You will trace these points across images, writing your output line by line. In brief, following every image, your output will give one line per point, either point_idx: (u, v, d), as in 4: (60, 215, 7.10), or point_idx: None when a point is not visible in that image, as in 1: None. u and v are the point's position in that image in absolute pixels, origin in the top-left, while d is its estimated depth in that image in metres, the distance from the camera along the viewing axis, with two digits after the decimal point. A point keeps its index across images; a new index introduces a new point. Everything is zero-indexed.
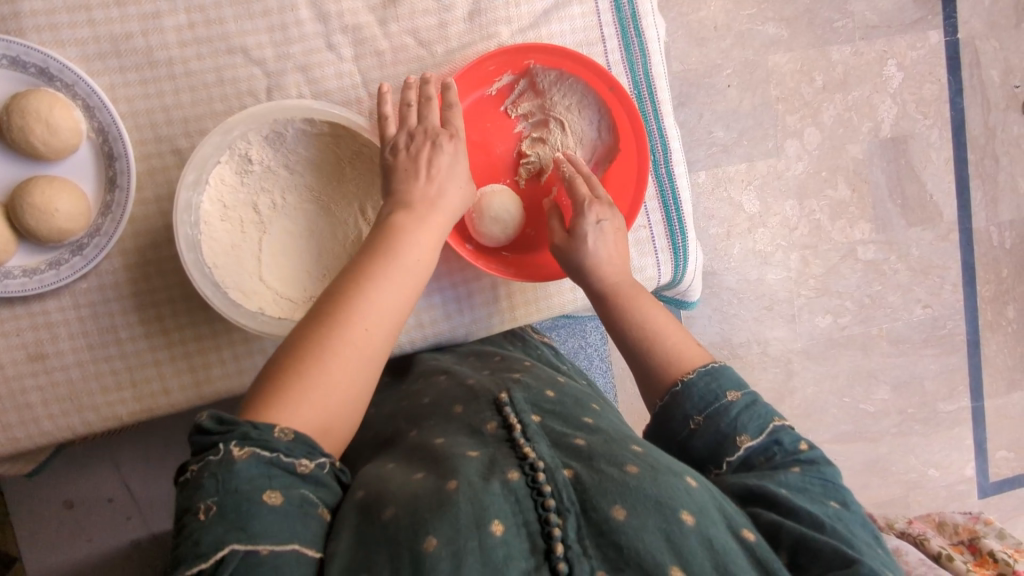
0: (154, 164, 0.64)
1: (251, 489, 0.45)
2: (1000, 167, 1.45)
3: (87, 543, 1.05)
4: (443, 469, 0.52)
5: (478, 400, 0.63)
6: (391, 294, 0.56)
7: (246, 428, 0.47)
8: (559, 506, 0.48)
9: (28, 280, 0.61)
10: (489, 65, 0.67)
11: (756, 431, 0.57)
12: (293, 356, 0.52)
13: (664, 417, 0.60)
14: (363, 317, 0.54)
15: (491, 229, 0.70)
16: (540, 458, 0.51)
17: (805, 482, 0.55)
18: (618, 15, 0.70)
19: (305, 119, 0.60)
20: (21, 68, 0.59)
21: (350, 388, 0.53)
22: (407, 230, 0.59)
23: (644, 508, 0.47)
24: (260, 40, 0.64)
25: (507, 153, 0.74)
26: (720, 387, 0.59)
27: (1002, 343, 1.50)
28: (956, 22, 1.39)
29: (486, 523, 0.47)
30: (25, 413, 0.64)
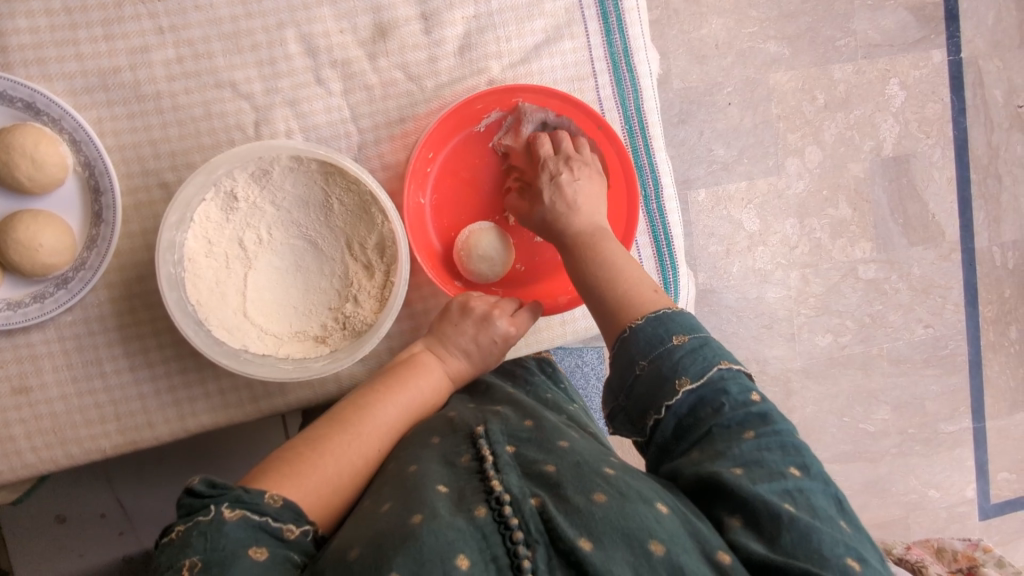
0: (140, 198, 0.64)
1: (238, 548, 0.49)
2: (1003, 187, 1.43)
3: (80, 558, 1.04)
4: (409, 500, 0.54)
5: (455, 434, 0.62)
6: (399, 413, 0.65)
7: (237, 492, 0.53)
8: (528, 538, 0.50)
9: (13, 314, 0.61)
10: (477, 104, 0.68)
11: (698, 373, 0.58)
12: (314, 445, 0.60)
13: (616, 364, 0.62)
14: (373, 433, 0.63)
15: (480, 266, 0.71)
16: (508, 490, 0.53)
17: (761, 451, 0.55)
18: (610, 49, 0.69)
19: (291, 156, 0.60)
20: (8, 103, 0.59)
21: (351, 481, 0.60)
22: (428, 359, 0.68)
23: (611, 542, 0.50)
24: (249, 74, 0.64)
25: (496, 189, 0.75)
26: (666, 331, 0.60)
27: (1005, 364, 1.48)
28: (959, 42, 1.38)
29: (451, 558, 0.49)
30: (8, 446, 0.64)
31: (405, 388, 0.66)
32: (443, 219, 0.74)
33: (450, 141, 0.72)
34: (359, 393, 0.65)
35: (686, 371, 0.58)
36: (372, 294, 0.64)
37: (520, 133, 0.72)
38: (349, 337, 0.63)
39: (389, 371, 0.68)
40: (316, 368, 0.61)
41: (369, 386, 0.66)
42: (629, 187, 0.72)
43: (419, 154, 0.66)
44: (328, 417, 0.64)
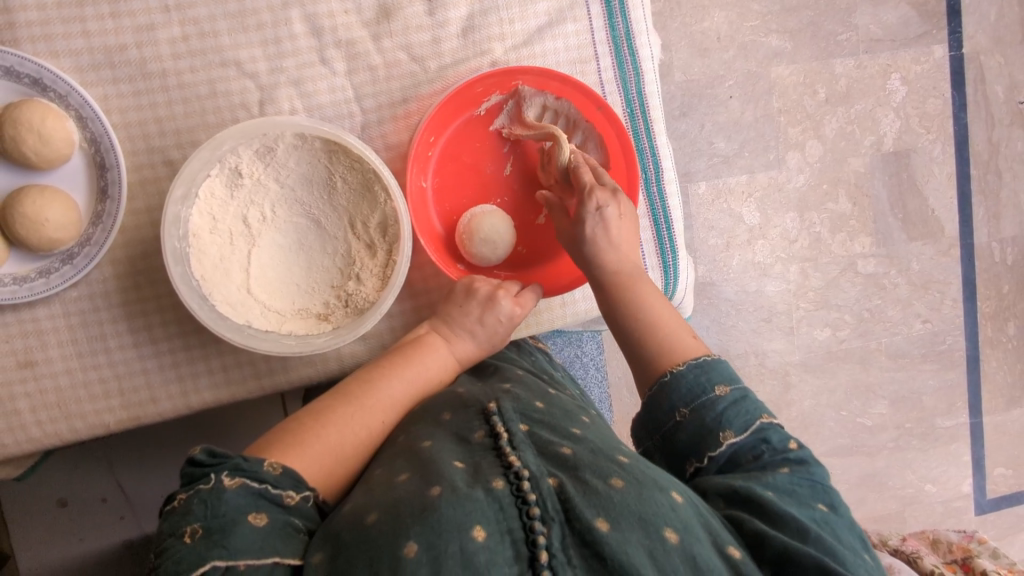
0: (145, 175, 0.64)
1: (238, 514, 0.51)
2: (1002, 183, 1.44)
3: (79, 542, 1.05)
4: (427, 474, 0.55)
5: (467, 409, 0.63)
6: (404, 390, 0.67)
7: (236, 460, 0.54)
8: (544, 515, 0.50)
9: (18, 288, 0.62)
10: (477, 87, 0.68)
11: (740, 427, 0.60)
12: (319, 418, 0.62)
13: (653, 407, 0.63)
14: (377, 409, 0.65)
15: (482, 249, 0.71)
16: (526, 466, 0.54)
17: (793, 485, 0.58)
18: (612, 33, 0.70)
19: (296, 134, 0.60)
20: (15, 78, 0.60)
21: (353, 455, 0.62)
22: (433, 339, 0.69)
23: (627, 525, 0.51)
24: (253, 54, 0.64)
25: (497, 173, 0.75)
26: (709, 380, 0.62)
27: (1002, 360, 1.49)
28: (960, 37, 1.39)
29: (467, 528, 0.49)
30: (13, 419, 0.64)
31: (410, 367, 0.67)
32: (445, 203, 0.75)
33: (452, 126, 0.72)
34: (364, 369, 0.67)
35: (729, 428, 0.60)
36: (374, 273, 0.64)
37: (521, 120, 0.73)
38: (351, 315, 0.63)
39: (396, 349, 0.69)
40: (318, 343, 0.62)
41: (376, 363, 0.68)
42: (629, 170, 0.73)
43: (420, 138, 0.67)
44: (334, 391, 0.66)
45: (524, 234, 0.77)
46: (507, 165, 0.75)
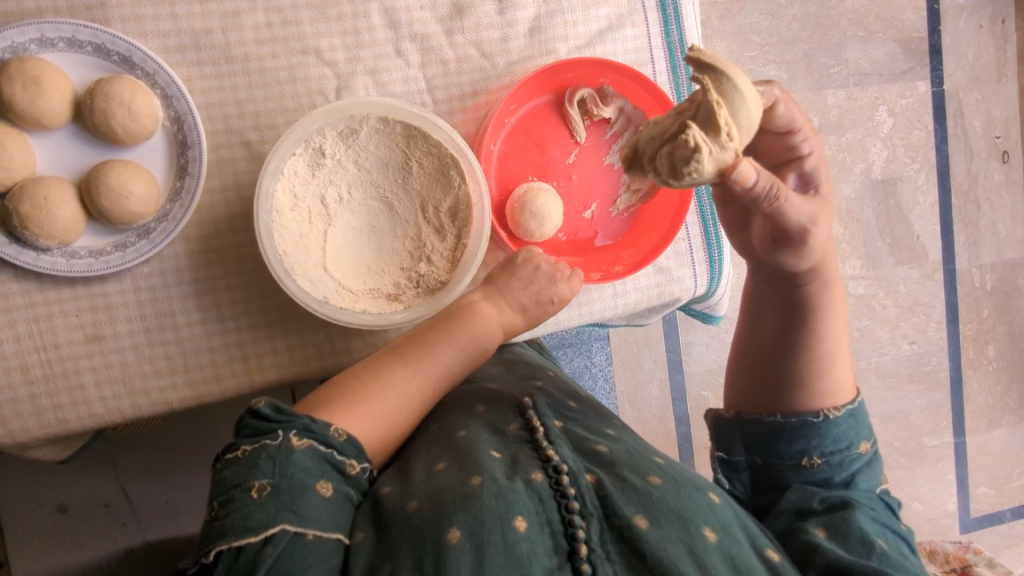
0: (223, 155, 0.66)
1: (307, 479, 0.52)
2: (981, 212, 1.53)
3: (78, 550, 1.02)
4: (467, 463, 0.57)
5: (500, 403, 0.67)
6: (456, 357, 0.67)
7: (304, 421, 0.54)
8: (582, 509, 0.53)
9: (94, 261, 0.62)
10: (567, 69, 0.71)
11: (865, 488, 0.66)
12: (373, 377, 0.62)
13: (779, 437, 0.67)
14: (429, 374, 0.65)
15: (529, 221, 0.71)
16: (564, 461, 0.56)
17: (886, 520, 0.64)
18: (667, 39, 0.74)
19: (379, 117, 0.63)
20: (105, 55, 0.61)
21: (401, 419, 0.63)
22: (484, 307, 0.69)
23: (667, 522, 0.53)
24: (333, 42, 0.67)
25: (559, 157, 0.76)
26: (854, 436, 0.67)
27: (983, 380, 1.56)
28: (942, 74, 1.47)
29: (510, 518, 0.51)
30: (76, 394, 0.64)
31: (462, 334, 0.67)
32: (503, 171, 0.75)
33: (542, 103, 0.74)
34: (416, 331, 0.66)
35: (855, 484, 0.65)
36: (443, 254, 0.67)
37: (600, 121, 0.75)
38: (423, 295, 0.65)
39: (446, 313, 0.68)
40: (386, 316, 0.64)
41: (426, 325, 0.67)
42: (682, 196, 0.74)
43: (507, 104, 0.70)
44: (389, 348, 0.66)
45: (568, 224, 0.77)
46: (573, 153, 0.76)
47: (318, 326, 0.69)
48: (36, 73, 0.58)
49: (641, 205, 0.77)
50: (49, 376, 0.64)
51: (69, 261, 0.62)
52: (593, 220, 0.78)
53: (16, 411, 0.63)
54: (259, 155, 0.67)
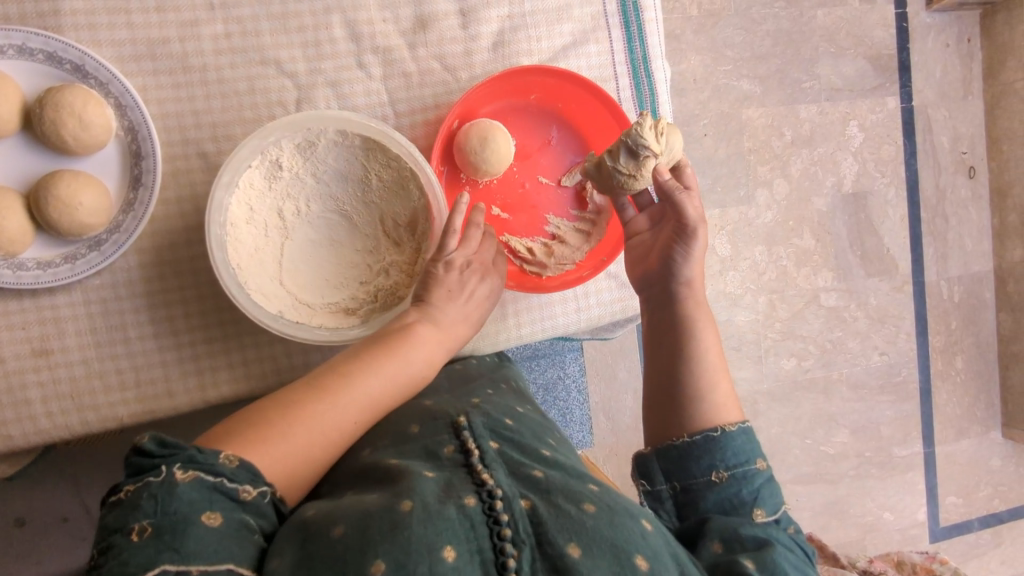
0: (179, 166, 0.65)
1: (190, 512, 0.45)
2: (949, 226, 1.54)
3: (36, 565, 1.01)
4: (397, 490, 0.52)
5: (435, 423, 0.63)
6: (390, 386, 0.60)
7: (190, 452, 0.48)
8: (514, 537, 0.48)
9: (42, 273, 0.61)
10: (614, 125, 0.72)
11: (768, 510, 0.60)
12: (286, 409, 0.55)
13: (687, 456, 0.62)
14: (357, 406, 0.58)
15: (473, 142, 0.68)
16: (499, 485, 0.52)
17: (793, 546, 0.57)
18: (631, 55, 0.74)
19: (339, 130, 0.62)
20: (56, 64, 0.60)
21: (312, 459, 0.55)
22: (429, 330, 0.62)
23: (600, 552, 0.48)
24: (294, 54, 0.66)
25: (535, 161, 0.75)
26: (751, 453, 0.62)
27: (952, 392, 1.57)
28: (910, 91, 1.50)
29: (438, 549, 0.47)
30: (22, 409, 0.63)
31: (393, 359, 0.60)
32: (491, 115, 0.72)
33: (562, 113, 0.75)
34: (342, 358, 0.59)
35: (762, 503, 0.60)
36: (402, 269, 0.66)
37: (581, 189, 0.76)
38: (380, 310, 0.65)
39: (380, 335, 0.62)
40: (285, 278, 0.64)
41: (355, 350, 0.61)
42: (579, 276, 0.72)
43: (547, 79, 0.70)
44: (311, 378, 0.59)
45: (481, 199, 0.74)
46: (547, 176, 0.76)
47: (274, 340, 0.68)
48: None
49: (523, 268, 0.74)
50: None
51: (15, 273, 0.60)
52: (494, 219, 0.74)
53: None
54: (216, 166, 0.66)
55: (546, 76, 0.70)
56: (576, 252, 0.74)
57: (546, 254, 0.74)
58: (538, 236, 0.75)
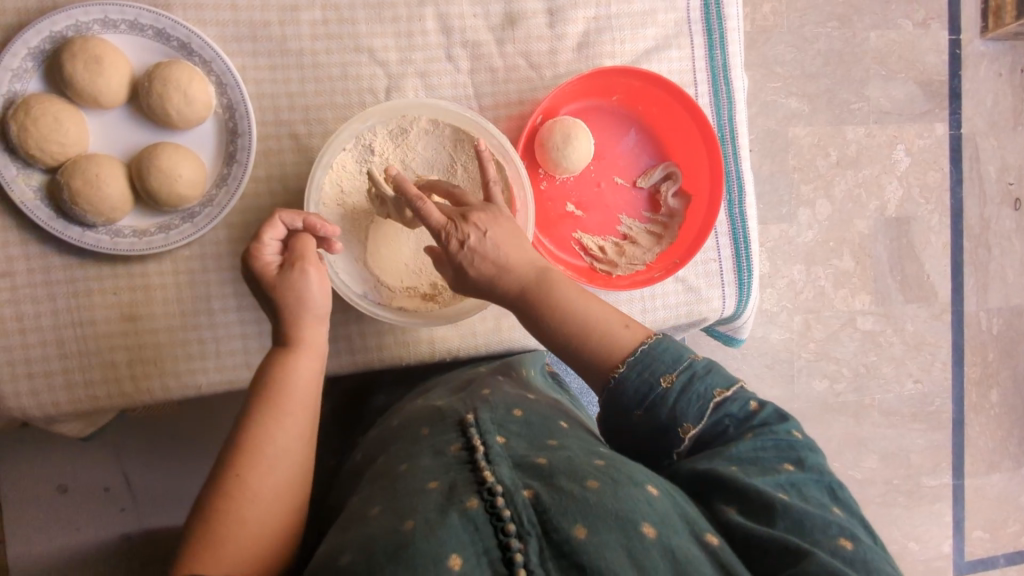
0: (270, 146, 0.67)
1: None
2: (991, 257, 1.49)
3: (75, 532, 1.02)
4: (400, 505, 0.49)
5: (445, 423, 0.61)
6: (289, 432, 0.56)
7: None
8: (520, 530, 0.46)
9: (138, 241, 0.63)
10: (695, 130, 0.74)
11: (698, 417, 0.57)
12: (212, 510, 0.52)
13: (608, 409, 0.60)
14: (272, 467, 0.54)
15: (557, 138, 0.70)
16: (500, 481, 0.49)
17: (757, 449, 0.55)
18: (711, 63, 0.75)
19: (431, 119, 0.66)
20: (163, 40, 0.62)
21: (266, 530, 0.53)
22: (289, 361, 0.58)
23: (605, 527, 0.47)
24: (387, 43, 0.68)
25: (608, 159, 0.77)
26: (652, 375, 0.58)
27: (985, 424, 1.51)
28: (960, 118, 1.46)
29: (443, 558, 0.44)
30: (108, 371, 0.65)
31: (274, 402, 0.56)
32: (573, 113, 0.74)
33: (641, 116, 0.76)
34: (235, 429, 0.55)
35: (688, 417, 0.57)
36: None
37: (655, 190, 0.77)
38: (459, 296, 0.67)
39: (253, 389, 0.57)
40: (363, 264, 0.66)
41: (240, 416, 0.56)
42: (654, 277, 0.72)
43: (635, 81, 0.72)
44: (210, 477, 0.55)
45: (554, 194, 0.75)
46: (622, 177, 0.77)
47: (350, 320, 0.69)
48: (98, 53, 0.59)
49: (594, 266, 0.74)
50: (84, 352, 0.64)
51: (113, 239, 0.63)
52: (568, 215, 0.76)
53: (48, 383, 0.64)
54: (306, 148, 0.67)
55: (635, 79, 0.72)
56: (647, 254, 0.75)
57: (618, 253, 0.75)
58: (609, 235, 0.76)
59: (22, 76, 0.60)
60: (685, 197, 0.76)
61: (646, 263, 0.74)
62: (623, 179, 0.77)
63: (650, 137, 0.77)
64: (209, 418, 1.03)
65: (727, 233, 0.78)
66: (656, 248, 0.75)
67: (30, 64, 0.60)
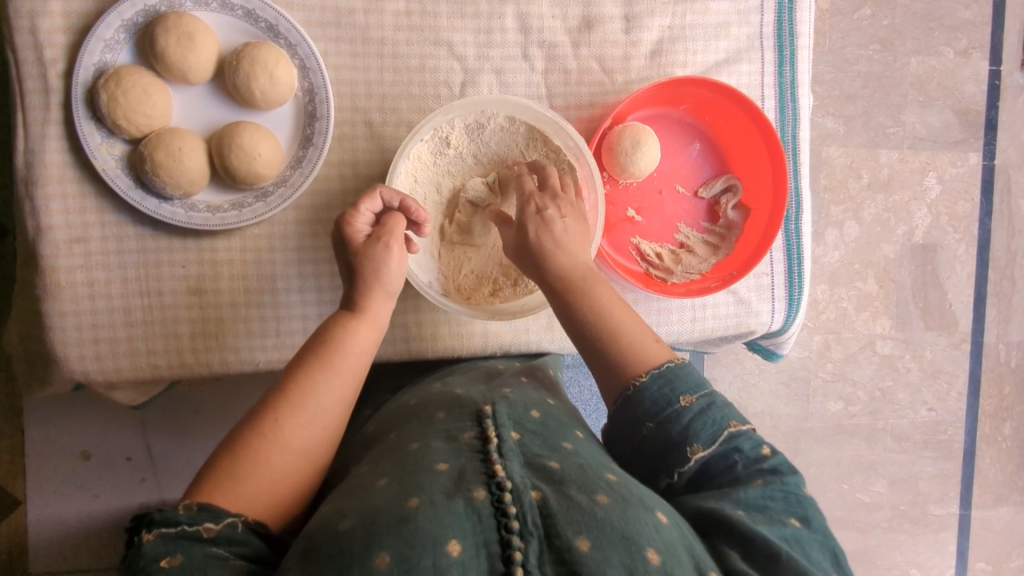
0: (344, 132, 0.68)
1: (150, 563, 0.42)
2: (1015, 289, 1.47)
3: (95, 499, 1.01)
4: (408, 484, 0.49)
5: (461, 411, 0.58)
6: (333, 394, 0.56)
7: (150, 513, 0.45)
8: (522, 529, 0.44)
9: (211, 216, 0.64)
10: (761, 142, 0.75)
11: (711, 441, 0.55)
12: (241, 443, 0.52)
13: (619, 418, 0.58)
14: (309, 422, 0.55)
15: (627, 142, 0.71)
16: (510, 478, 0.48)
17: (766, 498, 0.52)
18: (779, 79, 0.76)
19: (508, 117, 0.68)
20: (253, 22, 0.63)
21: (287, 479, 0.53)
22: (349, 326, 0.59)
23: (609, 543, 0.45)
24: (465, 38, 0.69)
25: (671, 167, 0.78)
26: (673, 391, 0.56)
27: (996, 457, 1.48)
28: (994, 149, 1.43)
29: (442, 543, 0.43)
30: (170, 342, 0.66)
31: (326, 361, 0.57)
32: (642, 118, 0.75)
33: (707, 127, 0.77)
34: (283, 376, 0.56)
35: (697, 439, 0.54)
36: None
37: (715, 202, 0.78)
38: (519, 291, 0.69)
39: (309, 345, 0.58)
40: (430, 253, 0.68)
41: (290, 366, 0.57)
42: (713, 287, 0.73)
43: (707, 92, 0.73)
44: (249, 415, 0.55)
45: (617, 198, 0.76)
46: (684, 186, 0.78)
47: (409, 309, 0.70)
48: (191, 30, 0.60)
49: (650, 272, 0.75)
50: (149, 322, 0.65)
51: (186, 213, 0.63)
52: (630, 220, 0.77)
53: (112, 350, 0.64)
54: (379, 137, 0.68)
55: (707, 90, 0.73)
56: (703, 263, 0.76)
57: (675, 261, 0.76)
58: (666, 242, 0.77)
59: (114, 47, 0.61)
60: (745, 211, 0.77)
61: (702, 275, 0.75)
62: (685, 189, 0.78)
63: (714, 148, 0.78)
64: (234, 394, 1.03)
65: (781, 250, 0.79)
66: (712, 259, 0.76)
67: (123, 36, 0.61)
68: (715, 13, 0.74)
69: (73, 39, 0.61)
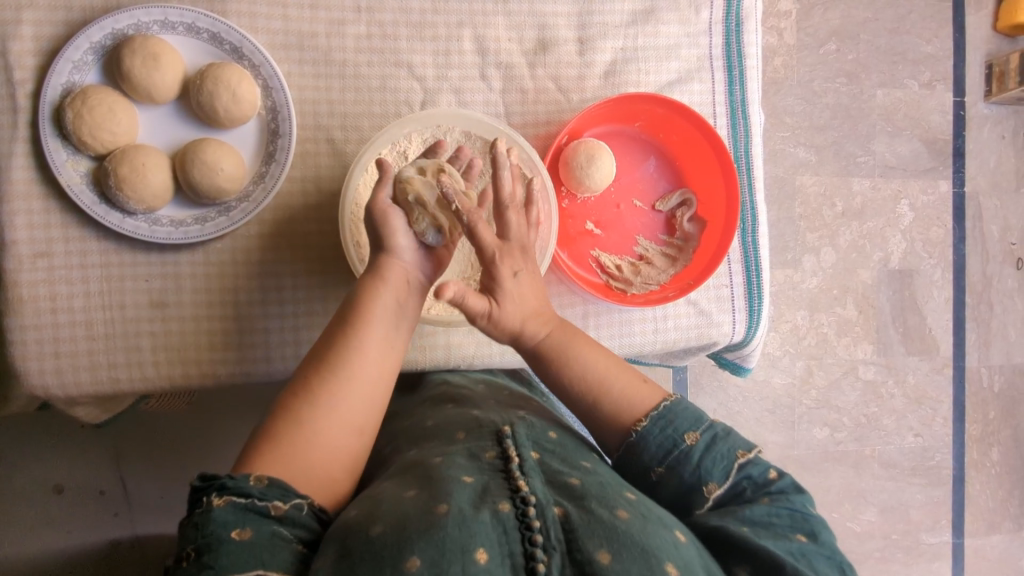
0: (307, 149, 0.70)
1: (223, 531, 0.47)
2: (994, 313, 1.49)
3: (66, 536, 0.99)
4: (435, 490, 0.51)
5: (481, 430, 0.61)
6: (370, 361, 0.58)
7: (223, 479, 0.49)
8: (545, 543, 0.48)
9: (174, 230, 0.65)
10: (713, 157, 0.77)
11: (723, 476, 0.58)
12: (285, 415, 0.55)
13: (625, 466, 0.61)
14: (346, 387, 0.57)
15: (580, 156, 0.73)
16: (533, 493, 0.51)
17: (771, 516, 0.55)
18: (730, 98, 0.79)
19: (463, 131, 0.70)
20: (217, 44, 0.66)
21: (335, 451, 0.55)
22: (380, 291, 0.60)
23: (629, 555, 0.47)
24: (426, 60, 0.72)
25: (630, 183, 0.81)
26: (676, 431, 0.59)
27: (986, 483, 1.47)
28: (963, 177, 1.47)
29: (470, 550, 0.46)
30: (132, 356, 0.66)
31: (360, 331, 0.59)
32: (597, 134, 0.79)
33: (663, 145, 0.80)
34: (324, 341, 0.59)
35: (708, 481, 0.58)
36: None
37: (672, 216, 0.81)
38: None
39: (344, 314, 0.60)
40: None
41: (330, 332, 0.59)
42: (670, 295, 0.74)
43: (655, 108, 0.76)
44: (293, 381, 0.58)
45: (575, 212, 0.79)
46: (641, 201, 0.80)
47: None
48: (156, 51, 0.63)
49: (609, 283, 0.77)
50: (111, 336, 0.66)
51: (150, 228, 0.65)
52: (590, 233, 0.79)
53: (73, 364, 0.64)
54: (340, 153, 0.70)
55: (659, 107, 0.76)
56: (662, 275, 0.78)
57: (633, 271, 0.77)
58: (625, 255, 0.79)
59: (82, 68, 0.63)
60: (701, 225, 0.79)
61: (661, 287, 0.76)
62: (642, 203, 0.81)
63: (670, 164, 0.81)
64: (208, 423, 1.02)
65: (740, 262, 0.80)
66: (670, 271, 0.78)
67: (90, 58, 0.64)
68: (666, 35, 0.77)
69: (42, 62, 0.63)
